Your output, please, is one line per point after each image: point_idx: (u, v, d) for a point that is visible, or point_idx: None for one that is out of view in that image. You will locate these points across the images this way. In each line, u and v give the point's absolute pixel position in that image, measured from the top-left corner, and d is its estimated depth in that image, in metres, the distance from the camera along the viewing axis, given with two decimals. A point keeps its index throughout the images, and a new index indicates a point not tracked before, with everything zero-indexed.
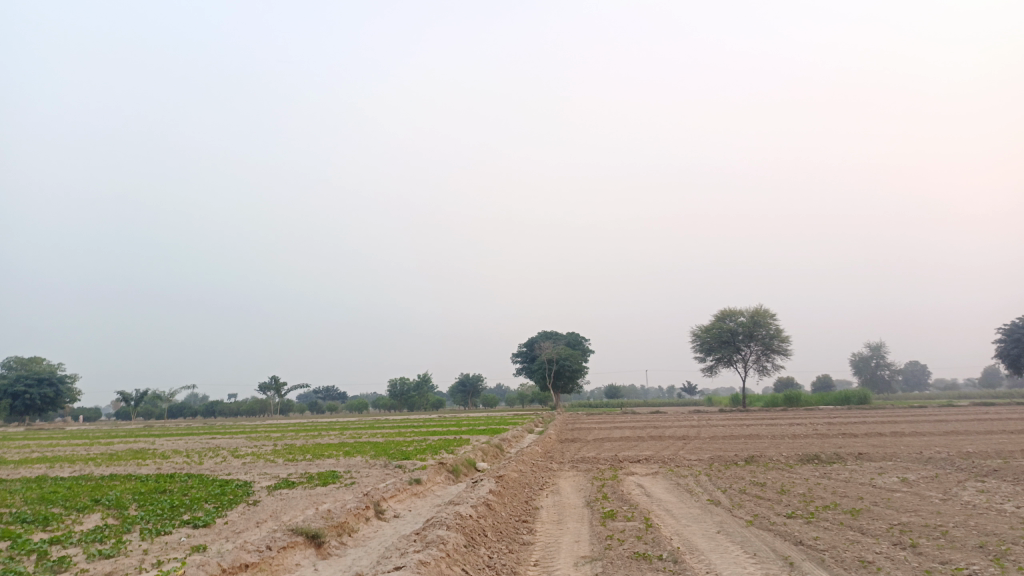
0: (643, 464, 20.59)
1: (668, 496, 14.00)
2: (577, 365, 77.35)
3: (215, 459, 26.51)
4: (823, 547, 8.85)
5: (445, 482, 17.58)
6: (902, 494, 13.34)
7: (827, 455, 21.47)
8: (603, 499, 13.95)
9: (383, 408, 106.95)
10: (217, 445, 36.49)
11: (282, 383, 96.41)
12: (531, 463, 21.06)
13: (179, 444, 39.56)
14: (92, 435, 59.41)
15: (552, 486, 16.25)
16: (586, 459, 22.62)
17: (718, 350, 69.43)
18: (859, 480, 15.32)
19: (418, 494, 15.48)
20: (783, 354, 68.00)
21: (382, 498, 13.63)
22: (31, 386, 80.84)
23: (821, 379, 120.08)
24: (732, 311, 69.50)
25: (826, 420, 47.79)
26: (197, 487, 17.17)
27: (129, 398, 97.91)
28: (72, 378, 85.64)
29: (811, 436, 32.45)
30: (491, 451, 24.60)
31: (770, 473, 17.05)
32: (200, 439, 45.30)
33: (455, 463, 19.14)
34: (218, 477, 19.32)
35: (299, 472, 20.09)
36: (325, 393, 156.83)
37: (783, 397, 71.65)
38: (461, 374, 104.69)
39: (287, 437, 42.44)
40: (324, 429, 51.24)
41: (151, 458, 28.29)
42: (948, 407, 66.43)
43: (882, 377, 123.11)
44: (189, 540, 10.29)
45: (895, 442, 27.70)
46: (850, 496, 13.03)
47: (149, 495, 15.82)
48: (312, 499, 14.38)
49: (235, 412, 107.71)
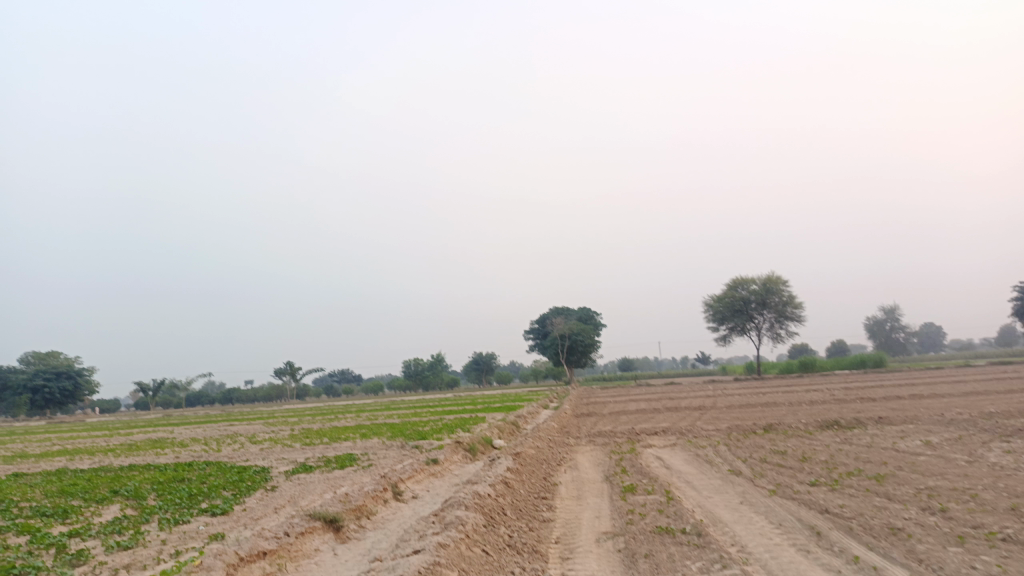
0: (660, 435, 20.42)
1: (688, 468, 13.85)
2: (590, 339, 77.22)
3: (232, 446, 26.61)
4: (850, 515, 8.65)
5: (463, 461, 17.52)
6: (927, 458, 13.09)
7: (846, 420, 21.23)
8: (622, 472, 13.79)
9: (398, 389, 107.40)
10: (235, 431, 36.67)
11: (297, 368, 96.95)
12: (547, 438, 20.95)
13: (197, 432, 39.80)
14: (112, 426, 59.99)
15: (570, 461, 16.11)
16: (603, 433, 22.48)
17: (731, 318, 69.05)
18: (881, 445, 15.07)
19: (436, 473, 15.41)
20: (797, 320, 67.54)
21: (399, 479, 13.55)
22: (50, 380, 81.69)
23: (835, 344, 119.54)
24: (744, 279, 68.96)
25: (843, 385, 47.44)
26: (215, 475, 17.18)
27: (147, 388, 98.77)
28: (90, 371, 86.49)
29: (828, 401, 32.16)
30: (508, 428, 24.51)
31: (790, 441, 16.82)
32: (217, 426, 45.58)
33: (471, 441, 19.05)
34: (236, 464, 19.36)
35: (317, 456, 20.08)
36: (340, 376, 157.73)
37: (798, 364, 71.33)
38: (475, 352, 104.89)
39: (304, 421, 42.63)
40: (340, 412, 51.43)
41: (169, 447, 28.43)
42: (965, 367, 65.88)
43: (897, 339, 122.28)
44: (207, 529, 10.24)
45: (914, 404, 27.38)
46: (874, 462, 12.79)
47: (167, 484, 15.82)
48: (330, 483, 14.32)
49: (252, 398, 108.55)
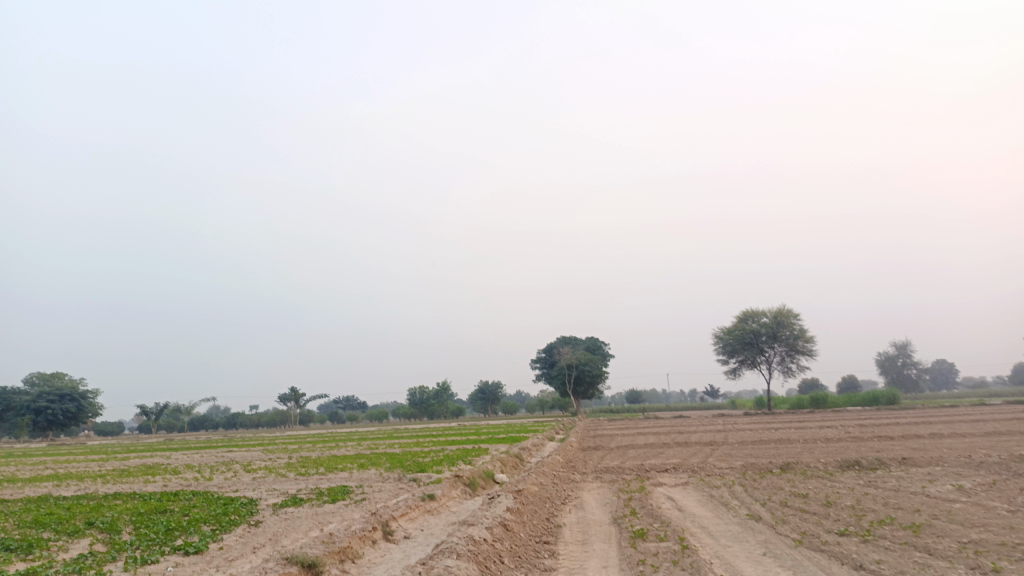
0: (670, 473, 19.30)
1: (702, 511, 12.86)
2: (597, 370, 76.07)
3: (225, 474, 25.70)
4: (891, 573, 7.66)
5: (462, 496, 16.54)
6: (963, 505, 12.03)
7: (867, 460, 20.12)
8: (632, 515, 12.80)
9: (402, 417, 106.06)
10: (230, 459, 35.63)
11: (301, 394, 96.14)
12: (551, 473, 19.92)
13: (193, 458, 38.78)
14: (111, 450, 59.03)
15: (575, 500, 15.11)
16: (611, 468, 21.39)
17: (741, 352, 67.85)
18: (910, 490, 14.03)
19: (432, 511, 14.45)
20: (809, 354, 66.27)
21: (391, 517, 12.60)
22: (53, 402, 80.89)
23: (847, 379, 117.53)
24: (754, 311, 67.92)
25: (857, 422, 46.14)
26: (200, 506, 16.26)
27: (150, 412, 97.85)
28: (94, 393, 85.70)
29: (844, 439, 30.89)
30: (511, 461, 23.51)
31: (811, 483, 15.74)
32: (214, 452, 44.56)
33: (471, 475, 18.08)
34: (224, 495, 18.35)
35: (309, 488, 19.11)
36: (345, 403, 156.62)
37: (809, 399, 69.86)
38: (481, 381, 103.82)
39: (303, 448, 41.58)
40: (340, 440, 50.44)
41: (159, 475, 27.47)
42: (981, 406, 64.41)
43: (909, 376, 120.29)
44: (176, 571, 9.33)
45: (936, 444, 26.13)
46: (905, 508, 11.76)
47: (148, 516, 14.90)
48: (318, 519, 13.35)
49: (255, 424, 107.39)
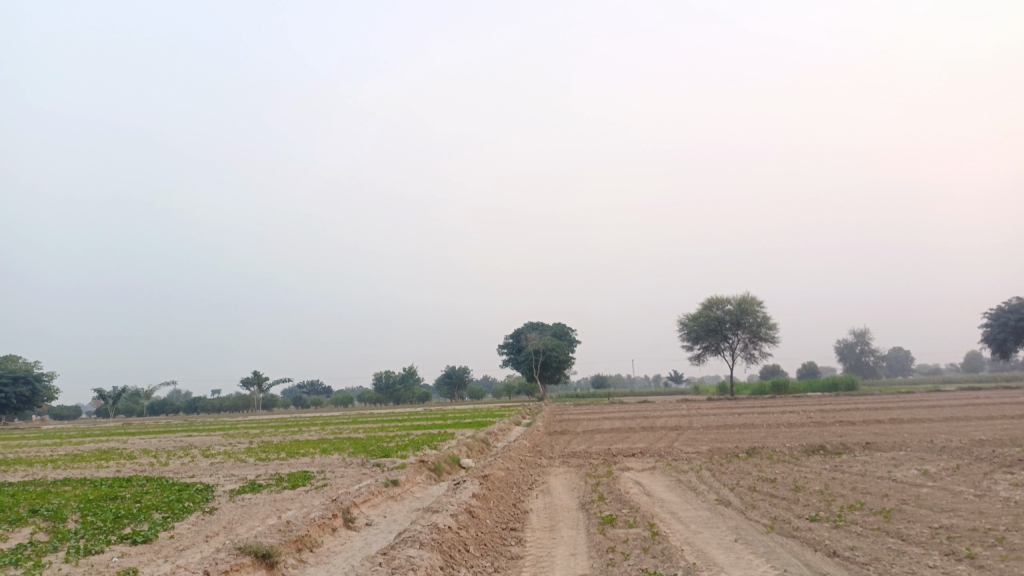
0: (638, 458, 19.13)
1: (671, 496, 12.66)
2: (563, 355, 76.09)
3: (181, 459, 24.96)
4: (866, 560, 7.48)
5: (426, 482, 16.15)
6: (931, 490, 12.01)
7: (832, 444, 20.17)
8: (599, 500, 12.55)
9: (368, 401, 105.20)
10: (190, 444, 34.75)
11: (265, 378, 94.77)
12: (518, 458, 19.60)
13: (151, 443, 37.76)
14: (65, 434, 57.45)
15: (543, 486, 14.83)
16: (578, 453, 21.16)
17: (705, 338, 68.37)
18: (876, 474, 14.02)
19: (395, 497, 14.04)
20: (771, 341, 67.08)
21: (352, 503, 12.20)
22: (6, 385, 78.41)
23: (807, 366, 119.70)
24: (719, 298, 68.44)
25: (818, 407, 46.73)
26: (152, 492, 15.63)
27: (108, 395, 95.64)
28: (50, 376, 83.38)
29: (807, 424, 31.17)
30: (476, 446, 23.13)
31: (777, 467, 15.67)
32: (174, 437, 43.51)
33: (436, 460, 17.70)
34: (179, 481, 17.69)
35: (269, 473, 18.56)
36: (310, 387, 155.19)
37: (771, 385, 70.84)
38: (448, 366, 103.39)
39: (265, 433, 40.76)
40: (304, 424, 49.66)
41: (113, 459, 26.62)
42: (936, 392, 65.96)
43: (867, 363, 122.92)
44: (120, 562, 8.80)
45: (897, 430, 26.44)
46: (874, 494, 11.69)
47: (96, 503, 14.23)
48: (276, 506, 12.85)
49: (218, 408, 105.57)
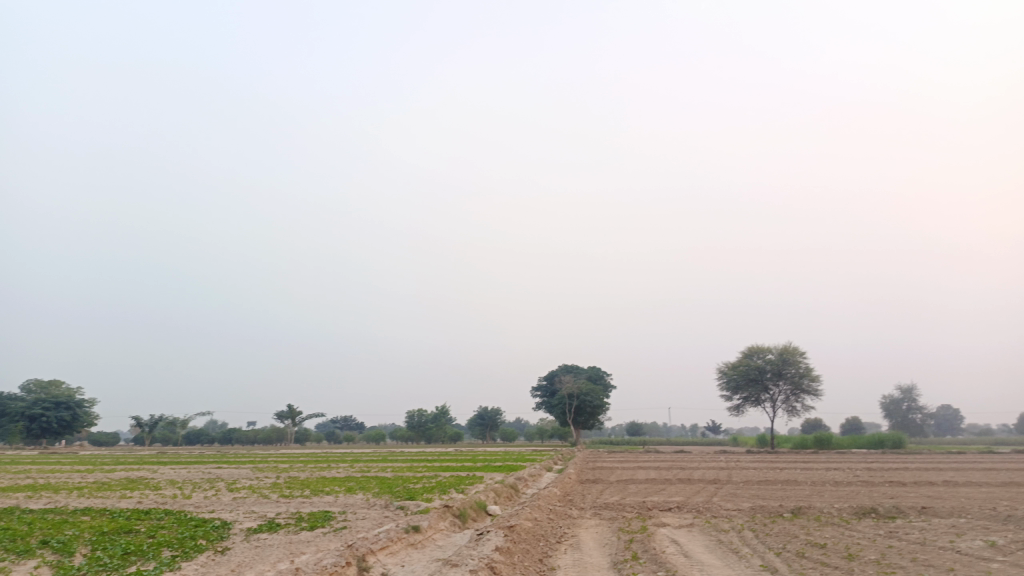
0: (674, 513, 18.02)
1: (711, 559, 11.68)
2: (598, 401, 74.70)
3: (204, 492, 24.55)
4: None
5: (450, 529, 15.42)
6: (1003, 566, 10.84)
7: (884, 508, 18.84)
8: (633, 560, 11.63)
9: (399, 440, 104.55)
10: (216, 476, 34.47)
11: (299, 413, 95.05)
12: (548, 508, 18.67)
13: (180, 474, 37.63)
14: (99, 461, 57.87)
15: (571, 540, 13.92)
16: (611, 505, 20.14)
17: (745, 388, 66.38)
18: (937, 544, 12.85)
19: (414, 544, 13.29)
20: (814, 393, 64.83)
21: (369, 550, 11.50)
22: (48, 409, 79.65)
23: (851, 421, 115.84)
24: (760, 347, 66.62)
25: (865, 465, 44.50)
26: (168, 527, 15.15)
27: (145, 424, 96.73)
28: (90, 402, 84.48)
29: (854, 484, 29.54)
30: (504, 492, 22.22)
31: (827, 531, 14.52)
32: (203, 469, 43.28)
33: (462, 506, 16.91)
34: (197, 516, 17.19)
35: (289, 511, 17.98)
36: (343, 423, 155.33)
37: (813, 439, 68.24)
38: (481, 407, 102.46)
39: (293, 469, 40.35)
40: (333, 461, 49.11)
41: (137, 490, 26.33)
42: (990, 454, 62.68)
43: (914, 421, 118.28)
44: None
45: (952, 493, 24.77)
46: (938, 567, 10.60)
47: (108, 537, 13.77)
48: (289, 549, 12.19)
49: (251, 440, 105.90)
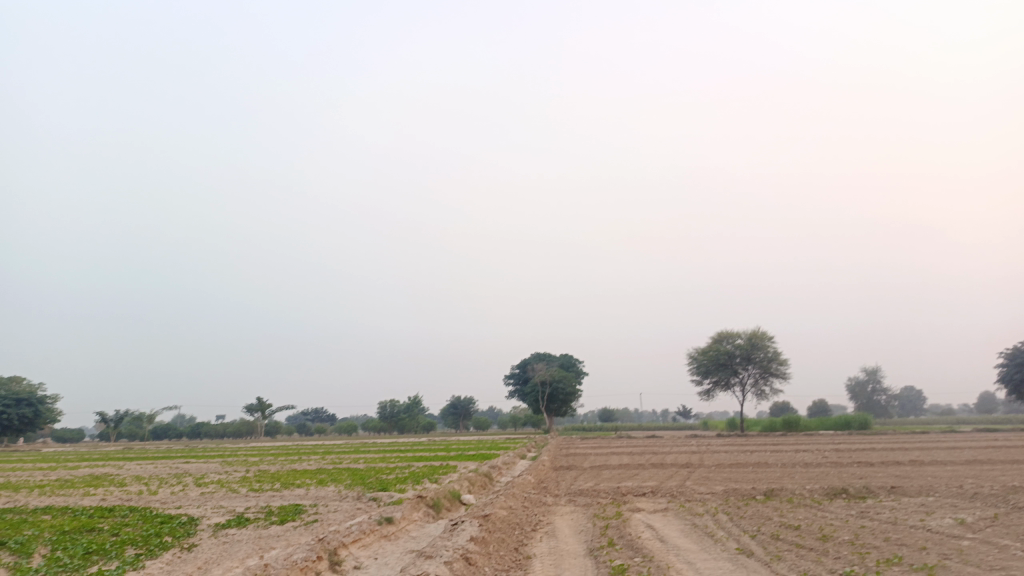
0: (649, 498, 18.03)
1: (688, 543, 11.62)
2: (570, 388, 74.96)
3: (171, 488, 23.99)
4: None
5: (424, 520, 15.20)
6: (974, 543, 10.92)
7: (854, 488, 19.03)
8: (610, 546, 11.52)
9: (372, 431, 104.00)
10: (184, 471, 33.81)
11: (269, 405, 93.99)
12: (523, 497, 18.53)
13: (146, 469, 36.88)
14: (63, 458, 56.63)
15: (547, 527, 13.79)
16: (586, 491, 20.10)
17: (715, 373, 67.07)
18: (908, 523, 12.95)
19: (387, 536, 13.05)
20: (782, 377, 65.74)
21: (341, 543, 11.24)
22: (9, 407, 77.64)
23: (817, 404, 117.91)
24: (729, 332, 67.31)
25: (833, 446, 45.23)
26: (133, 525, 14.70)
27: (110, 419, 94.91)
28: (54, 398, 82.59)
29: (823, 465, 29.94)
30: (479, 481, 22.05)
31: (801, 513, 14.59)
32: (170, 464, 42.48)
33: (436, 496, 16.70)
34: (163, 513, 16.73)
35: (259, 505, 17.59)
36: (314, 415, 154.13)
37: (782, 422, 69.24)
38: (454, 396, 102.33)
39: (264, 462, 39.78)
40: (305, 453, 48.56)
41: (101, 487, 25.66)
42: (952, 433, 64.21)
43: (878, 402, 120.75)
44: None
45: (919, 472, 25.17)
46: (912, 546, 10.65)
47: (69, 536, 13.28)
48: (258, 545, 11.87)
49: (220, 434, 104.55)
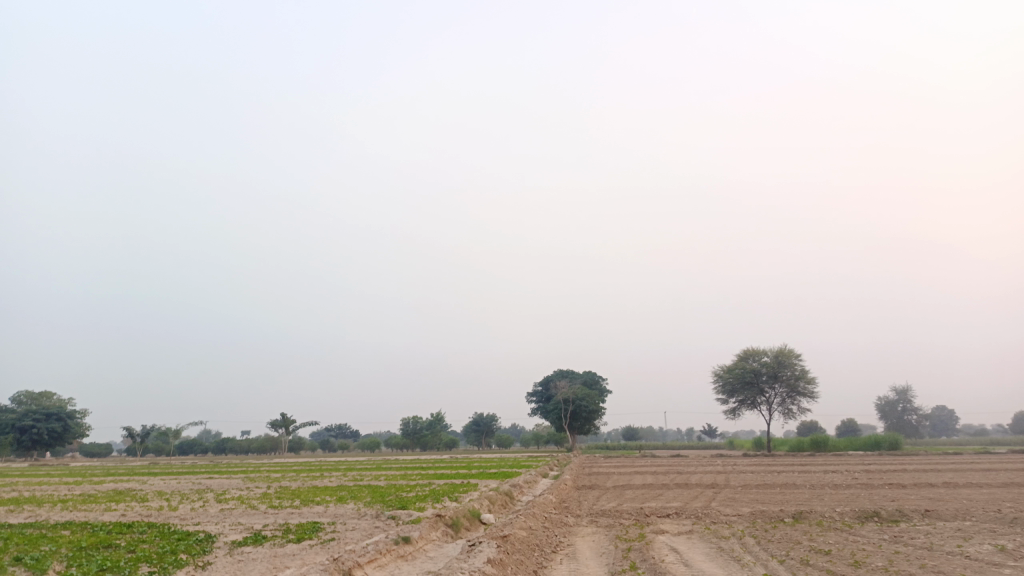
0: (673, 519, 17.58)
1: (713, 568, 11.22)
2: (593, 405, 74.22)
3: (192, 504, 23.96)
4: None
5: (442, 539, 14.91)
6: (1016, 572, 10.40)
7: (887, 510, 18.38)
8: (633, 570, 11.15)
9: (394, 447, 103.87)
10: (206, 486, 33.84)
11: (292, 421, 94.29)
12: (543, 516, 18.17)
13: (169, 485, 37.02)
14: (89, 472, 57.14)
15: (568, 549, 13.44)
16: (608, 512, 19.67)
17: (741, 391, 66.05)
18: (945, 549, 12.41)
19: (405, 556, 12.79)
20: (810, 396, 64.49)
21: (356, 563, 11.00)
22: (39, 421, 78.56)
23: (846, 423, 115.75)
24: (755, 350, 66.32)
25: (863, 467, 44.12)
26: (150, 541, 14.58)
27: (137, 434, 95.82)
28: (82, 413, 83.54)
29: (853, 487, 29.16)
30: (499, 499, 21.69)
31: (831, 536, 14.09)
32: (193, 479, 42.66)
33: (454, 515, 16.40)
34: (180, 529, 16.59)
35: (277, 523, 17.42)
36: (338, 431, 154.44)
37: (810, 442, 67.88)
38: (476, 413, 101.95)
39: (286, 478, 39.75)
40: (326, 470, 48.48)
41: (123, 502, 25.68)
42: (986, 454, 62.50)
43: (909, 422, 118.09)
44: None
45: (954, 495, 24.36)
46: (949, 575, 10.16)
47: (85, 552, 13.18)
48: (273, 564, 11.69)
49: (245, 449, 105.02)
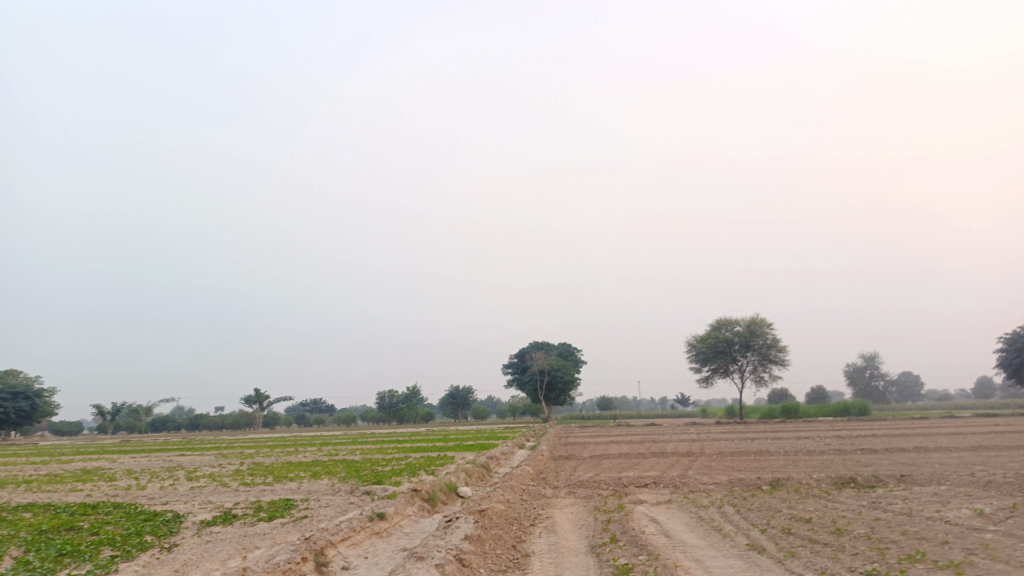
0: (651, 489, 17.44)
1: (694, 539, 11.01)
2: (569, 376, 74.34)
3: (161, 483, 23.37)
4: None
5: (418, 514, 14.60)
6: (998, 537, 10.30)
7: (863, 476, 18.42)
8: (613, 543, 10.89)
9: (371, 421, 103.56)
10: (177, 464, 33.16)
11: (266, 396, 93.43)
12: (521, 488, 17.95)
13: (139, 463, 36.23)
14: (59, 451, 56.13)
15: (546, 522, 13.22)
16: (586, 482, 19.52)
17: (714, 360, 66.59)
18: (924, 514, 12.36)
19: (379, 532, 12.46)
20: (781, 364, 65.24)
21: (328, 542, 10.62)
22: (6, 400, 76.77)
23: (816, 390, 117.82)
24: (727, 319, 66.75)
25: (834, 433, 44.78)
26: (115, 523, 14.06)
27: (107, 411, 94.41)
28: (51, 391, 81.92)
29: (827, 453, 29.39)
30: (476, 472, 21.43)
31: (810, 504, 13.99)
32: (164, 456, 41.91)
33: (430, 489, 16.09)
34: (147, 510, 16.04)
35: (248, 501, 16.94)
36: (313, 406, 153.90)
37: (781, 409, 68.78)
38: (452, 385, 101.91)
39: (260, 454, 39.16)
40: (302, 445, 47.97)
41: (89, 482, 25.00)
42: (952, 418, 63.84)
43: (876, 388, 120.58)
44: None
45: (925, 459, 24.62)
46: (932, 541, 10.05)
47: (46, 536, 12.65)
48: (242, 544, 11.29)
49: (219, 425, 104.05)
